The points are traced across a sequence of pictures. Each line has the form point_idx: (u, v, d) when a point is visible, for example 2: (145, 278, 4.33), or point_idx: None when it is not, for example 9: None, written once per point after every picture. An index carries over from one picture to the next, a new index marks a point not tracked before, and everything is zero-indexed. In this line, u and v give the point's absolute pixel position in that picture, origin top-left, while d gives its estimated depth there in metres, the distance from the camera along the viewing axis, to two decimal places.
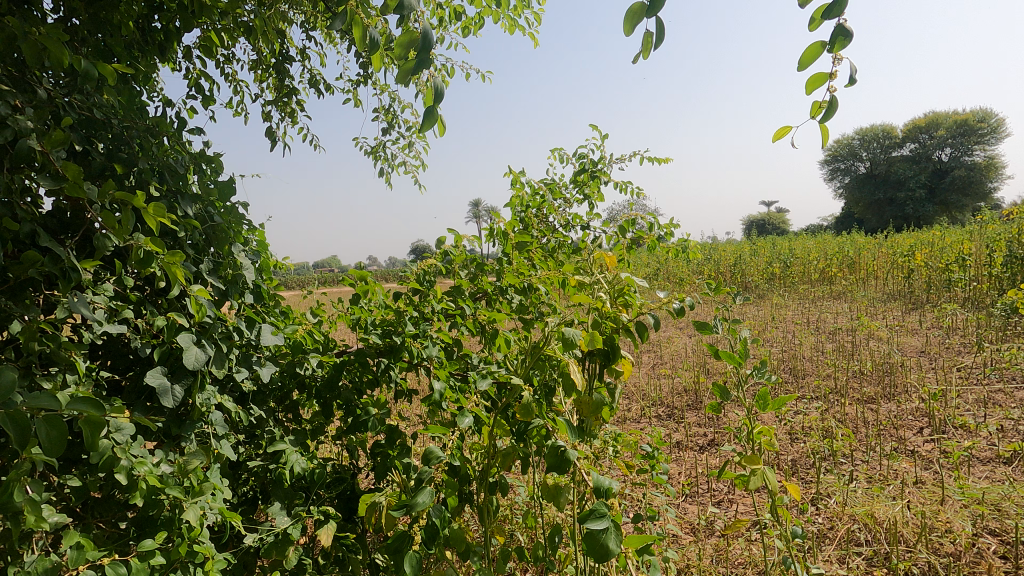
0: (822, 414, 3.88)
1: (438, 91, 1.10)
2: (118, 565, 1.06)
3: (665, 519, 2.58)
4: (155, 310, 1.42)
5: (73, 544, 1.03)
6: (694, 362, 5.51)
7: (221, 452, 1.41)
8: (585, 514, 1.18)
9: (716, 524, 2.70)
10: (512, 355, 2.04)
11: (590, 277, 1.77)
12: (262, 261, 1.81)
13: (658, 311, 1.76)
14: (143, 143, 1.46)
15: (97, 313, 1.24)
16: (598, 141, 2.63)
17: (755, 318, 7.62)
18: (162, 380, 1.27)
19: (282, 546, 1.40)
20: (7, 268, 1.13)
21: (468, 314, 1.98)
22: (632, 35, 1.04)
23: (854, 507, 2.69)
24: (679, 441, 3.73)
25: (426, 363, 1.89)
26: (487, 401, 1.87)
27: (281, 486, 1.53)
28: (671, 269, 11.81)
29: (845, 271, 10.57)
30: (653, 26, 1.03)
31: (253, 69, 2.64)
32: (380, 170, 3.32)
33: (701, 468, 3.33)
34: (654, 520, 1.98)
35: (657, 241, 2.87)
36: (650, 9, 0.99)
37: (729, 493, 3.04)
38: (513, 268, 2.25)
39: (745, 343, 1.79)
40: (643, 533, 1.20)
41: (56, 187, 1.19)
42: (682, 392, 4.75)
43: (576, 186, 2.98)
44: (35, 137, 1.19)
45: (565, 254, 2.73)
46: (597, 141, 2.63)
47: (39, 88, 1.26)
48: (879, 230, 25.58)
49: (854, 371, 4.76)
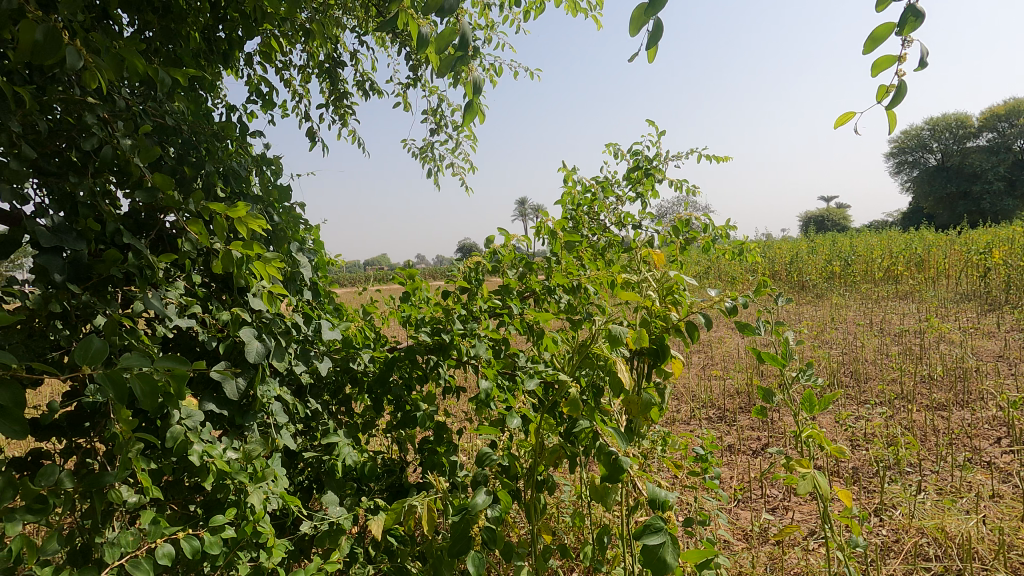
0: (887, 420, 3.68)
1: (476, 86, 1.11)
2: (191, 541, 1.12)
3: (716, 525, 2.52)
4: (221, 305, 1.49)
5: (150, 521, 1.10)
6: (747, 363, 5.34)
7: (281, 441, 1.47)
8: (641, 530, 1.17)
9: (771, 532, 2.61)
10: (559, 354, 2.04)
11: (640, 275, 1.74)
12: (318, 259, 1.87)
13: (710, 310, 1.71)
14: (210, 147, 1.55)
15: (170, 308, 1.32)
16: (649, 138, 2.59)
17: (813, 318, 7.31)
18: (226, 371, 1.35)
19: (336, 535, 1.44)
20: (92, 266, 1.22)
21: (516, 312, 1.99)
22: (637, 38, 0.97)
23: (922, 520, 2.54)
24: (731, 444, 3.62)
25: (474, 361, 1.91)
26: (535, 399, 1.88)
27: (335, 477, 1.59)
28: (723, 268, 11.48)
29: (913, 270, 9.97)
30: (654, 26, 0.97)
31: (309, 75, 2.74)
32: (430, 171, 3.37)
33: (755, 473, 3.23)
34: (705, 525, 1.93)
35: (709, 240, 2.79)
36: (651, 8, 0.94)
37: (784, 500, 2.93)
38: (562, 266, 2.24)
39: (794, 344, 1.73)
40: (704, 548, 1.17)
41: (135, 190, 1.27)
42: (734, 395, 4.61)
43: (628, 184, 2.94)
44: (116, 142, 1.27)
45: (613, 253, 2.70)
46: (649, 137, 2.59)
47: (119, 97, 1.36)
48: (951, 226, 24.00)
49: (923, 376, 4.48)
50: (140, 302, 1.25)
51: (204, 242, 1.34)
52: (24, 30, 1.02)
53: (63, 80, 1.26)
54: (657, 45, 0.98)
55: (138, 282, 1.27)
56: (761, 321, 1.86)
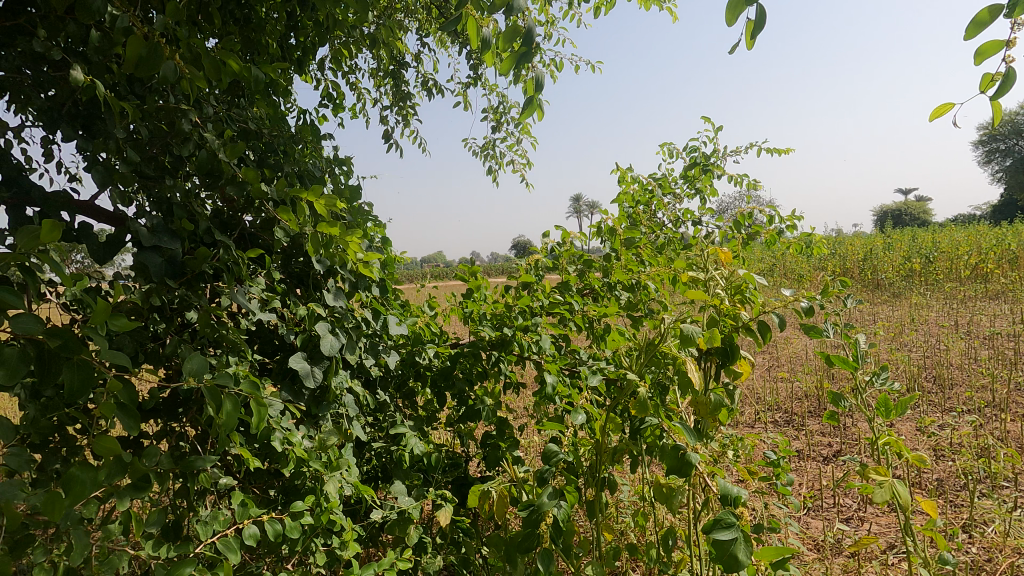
0: (976, 430, 3.41)
1: (539, 82, 1.10)
2: (274, 523, 1.19)
3: (785, 532, 2.42)
4: (298, 301, 1.57)
5: (238, 503, 1.17)
6: (816, 365, 5.09)
7: (353, 432, 1.53)
8: (711, 524, 1.14)
9: (845, 543, 2.48)
10: (620, 352, 2.01)
11: (705, 272, 1.69)
12: (386, 257, 1.93)
13: (783, 310, 1.63)
14: (287, 150, 1.62)
15: (253, 302, 1.40)
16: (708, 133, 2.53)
17: (889, 318, 6.87)
18: (304, 363, 1.42)
19: (405, 524, 1.48)
20: (185, 263, 1.30)
21: (577, 309, 1.98)
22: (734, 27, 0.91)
23: (1018, 538, 2.34)
24: (800, 450, 3.46)
25: (536, 357, 1.91)
26: (597, 397, 1.86)
27: (402, 467, 1.64)
28: (789, 265, 10.96)
29: (1005, 268, 9.17)
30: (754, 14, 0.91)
31: (374, 78, 2.82)
32: (490, 168, 3.40)
33: (826, 480, 3.07)
34: (775, 532, 1.86)
35: (776, 236, 2.68)
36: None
37: (859, 510, 2.77)
38: (622, 263, 2.21)
39: (867, 346, 1.63)
40: (778, 547, 1.13)
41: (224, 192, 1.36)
42: (801, 398, 4.41)
43: (686, 181, 2.87)
44: (207, 147, 1.36)
45: (674, 250, 2.64)
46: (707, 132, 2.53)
47: (208, 104, 1.44)
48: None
49: (1017, 383, 4.12)
50: (227, 298, 1.33)
51: (294, 229, 1.43)
52: (132, 45, 1.10)
53: (159, 91, 1.36)
54: (757, 35, 0.91)
55: (225, 278, 1.35)
56: (829, 323, 1.77)
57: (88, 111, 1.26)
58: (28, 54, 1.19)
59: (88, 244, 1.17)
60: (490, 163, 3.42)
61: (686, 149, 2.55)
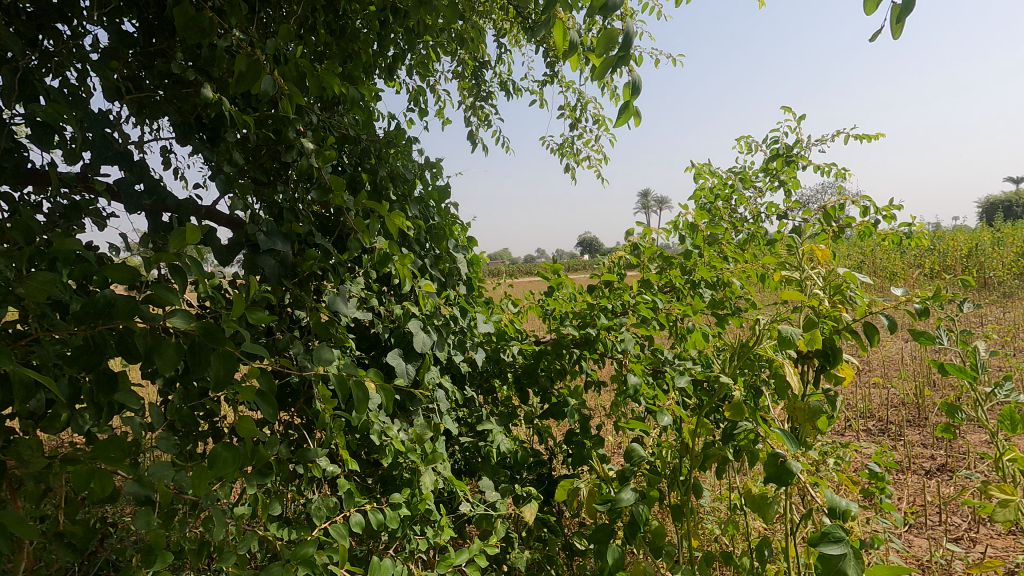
0: None
1: (633, 84, 0.90)
2: (377, 512, 1.25)
3: (886, 549, 2.26)
4: (392, 299, 1.64)
5: (345, 491, 1.25)
6: (916, 370, 4.70)
7: (443, 426, 1.58)
8: (816, 536, 1.09)
9: (954, 564, 2.28)
10: (707, 353, 1.95)
11: (800, 271, 1.60)
12: (471, 255, 1.97)
13: (891, 311, 1.52)
14: (382, 155, 1.69)
15: (353, 301, 1.46)
16: (794, 123, 2.39)
17: (1001, 320, 6.23)
18: (398, 360, 1.48)
19: (493, 518, 1.51)
20: (294, 264, 1.39)
21: (661, 309, 1.94)
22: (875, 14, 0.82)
23: None
24: (898, 461, 3.22)
25: (619, 357, 1.89)
26: (683, 399, 1.81)
27: (489, 462, 1.68)
28: (881, 262, 10.18)
29: None
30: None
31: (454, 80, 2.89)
32: (568, 166, 3.40)
33: (930, 496, 2.84)
34: (878, 549, 1.74)
35: (874, 230, 2.50)
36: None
37: (971, 530, 2.54)
38: (706, 261, 2.14)
39: (984, 353, 1.48)
40: (893, 566, 1.06)
41: (327, 197, 1.44)
42: (899, 405, 4.09)
43: (768, 174, 2.73)
44: (312, 155, 1.44)
45: (760, 246, 2.52)
46: (792, 122, 2.40)
47: (311, 113, 1.53)
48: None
49: None
50: (331, 297, 1.41)
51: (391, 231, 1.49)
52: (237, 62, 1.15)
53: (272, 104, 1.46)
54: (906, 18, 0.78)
55: (330, 278, 1.43)
56: (940, 326, 1.63)
57: (214, 125, 1.38)
58: (163, 75, 1.31)
59: (213, 247, 1.27)
60: (566, 160, 3.41)
61: (770, 140, 2.43)
